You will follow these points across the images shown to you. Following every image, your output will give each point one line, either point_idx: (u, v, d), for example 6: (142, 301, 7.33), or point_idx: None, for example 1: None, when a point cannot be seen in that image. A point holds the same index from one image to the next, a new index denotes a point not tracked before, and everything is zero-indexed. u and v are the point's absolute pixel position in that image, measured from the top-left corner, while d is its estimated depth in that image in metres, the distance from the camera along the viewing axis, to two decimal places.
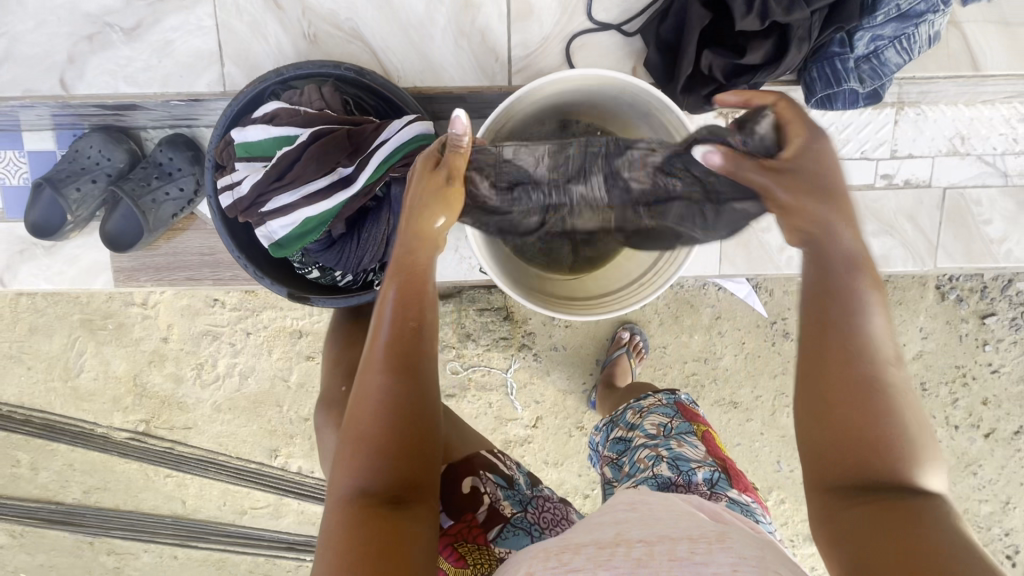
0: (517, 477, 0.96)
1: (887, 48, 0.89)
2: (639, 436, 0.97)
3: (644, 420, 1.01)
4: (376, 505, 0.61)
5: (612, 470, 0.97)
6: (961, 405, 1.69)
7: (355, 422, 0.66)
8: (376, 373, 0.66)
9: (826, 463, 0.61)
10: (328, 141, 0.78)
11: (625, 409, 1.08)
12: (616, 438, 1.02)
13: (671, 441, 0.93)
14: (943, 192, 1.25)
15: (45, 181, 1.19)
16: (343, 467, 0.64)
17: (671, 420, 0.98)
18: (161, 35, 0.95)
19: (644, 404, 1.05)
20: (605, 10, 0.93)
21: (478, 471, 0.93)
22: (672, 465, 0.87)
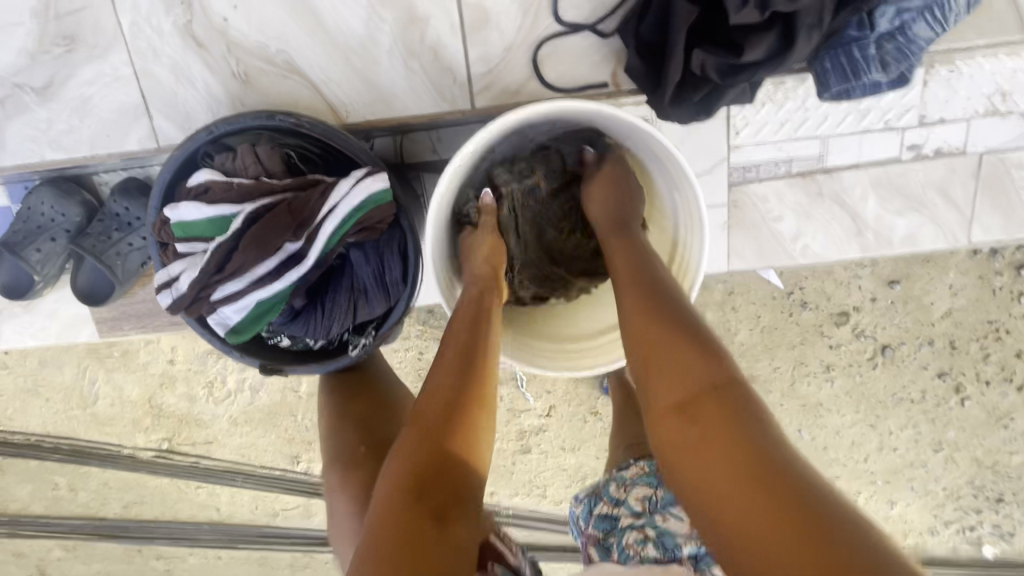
0: (522, 567, 0.84)
1: (916, 21, 0.75)
2: (625, 514, 0.94)
3: (629, 492, 0.97)
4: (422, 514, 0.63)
5: (597, 551, 0.93)
6: (994, 362, 1.60)
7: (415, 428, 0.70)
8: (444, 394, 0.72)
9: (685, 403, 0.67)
10: (269, 218, 0.70)
11: (608, 478, 1.04)
12: (601, 514, 0.97)
13: (657, 518, 0.90)
14: (979, 157, 1.11)
15: (2, 247, 1.12)
16: (394, 465, 0.68)
17: (656, 492, 0.95)
18: (77, 91, 0.85)
19: (627, 476, 1.01)
20: (574, 8, 0.79)
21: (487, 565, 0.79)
22: (658, 544, 0.86)
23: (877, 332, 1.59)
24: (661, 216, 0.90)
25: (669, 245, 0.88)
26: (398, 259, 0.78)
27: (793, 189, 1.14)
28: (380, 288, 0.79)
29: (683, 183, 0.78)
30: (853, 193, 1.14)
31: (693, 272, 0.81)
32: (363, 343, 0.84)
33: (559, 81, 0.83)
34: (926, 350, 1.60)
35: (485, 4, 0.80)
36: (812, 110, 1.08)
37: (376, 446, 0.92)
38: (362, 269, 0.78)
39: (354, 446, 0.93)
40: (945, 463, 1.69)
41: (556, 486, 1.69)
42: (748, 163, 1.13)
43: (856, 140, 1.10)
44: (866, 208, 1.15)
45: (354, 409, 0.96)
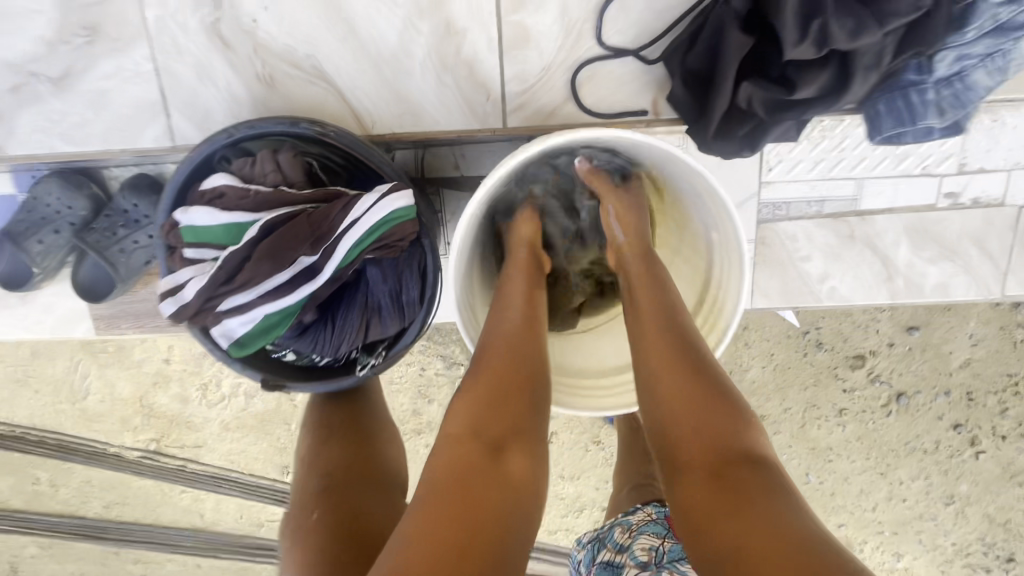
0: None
1: (976, 69, 0.71)
2: (629, 565, 0.90)
3: (635, 541, 0.94)
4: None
5: None
6: (1012, 417, 1.55)
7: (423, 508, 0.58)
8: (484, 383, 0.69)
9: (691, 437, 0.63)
10: (284, 229, 0.65)
11: (613, 524, 1.02)
12: (605, 562, 0.94)
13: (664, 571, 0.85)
14: (1018, 210, 1.07)
15: (5, 236, 1.09)
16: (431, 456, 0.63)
17: (663, 544, 0.91)
18: (93, 84, 0.81)
19: (633, 520, 0.99)
20: (618, 33, 0.77)
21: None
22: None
23: (893, 379, 1.55)
24: (691, 248, 0.85)
25: (700, 277, 0.83)
26: (417, 278, 0.74)
27: (824, 230, 1.10)
28: (396, 309, 0.75)
29: (722, 222, 0.74)
30: (885, 238, 1.10)
31: (726, 315, 0.76)
32: (371, 364, 0.80)
33: (596, 105, 0.80)
34: (942, 399, 1.55)
35: (527, 22, 0.77)
36: (850, 150, 1.04)
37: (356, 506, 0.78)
38: (377, 288, 0.74)
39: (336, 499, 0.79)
40: (956, 517, 1.61)
41: (552, 518, 1.64)
42: (779, 200, 1.09)
43: (892, 183, 1.06)
44: (899, 254, 1.11)
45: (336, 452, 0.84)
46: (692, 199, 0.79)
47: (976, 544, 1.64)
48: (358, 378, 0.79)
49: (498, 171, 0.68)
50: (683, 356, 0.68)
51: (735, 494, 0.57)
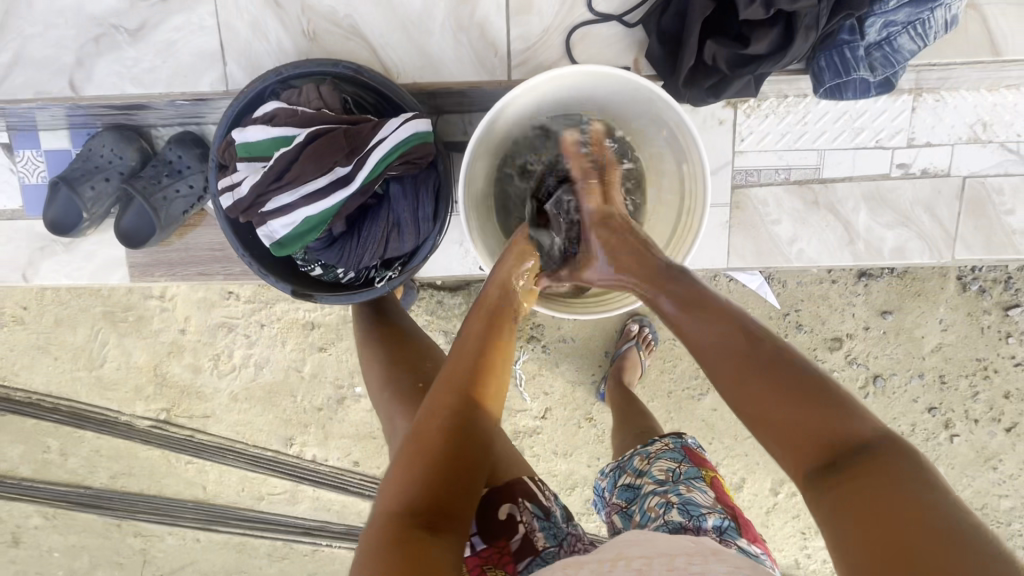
0: (554, 509, 0.92)
1: (901, 34, 0.86)
2: (648, 483, 1.00)
3: (652, 465, 1.04)
4: (418, 526, 0.66)
5: (621, 518, 1.01)
6: (980, 398, 1.64)
7: (416, 435, 0.73)
8: (444, 405, 0.75)
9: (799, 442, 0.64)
10: (325, 142, 0.79)
11: (632, 453, 1.11)
12: (625, 484, 1.04)
13: (680, 487, 0.96)
14: (963, 181, 1.21)
15: (61, 181, 1.22)
16: (395, 477, 0.71)
17: (680, 465, 1.01)
18: (164, 36, 0.98)
19: (651, 449, 1.08)
20: (606, 1, 0.92)
21: (515, 497, 0.89)
22: (683, 510, 0.90)
23: (870, 362, 1.64)
24: (665, 191, 0.97)
25: (672, 212, 0.95)
26: (432, 197, 0.87)
27: (791, 196, 1.24)
28: (413, 225, 0.87)
29: (688, 151, 0.88)
30: (846, 204, 1.23)
31: (692, 231, 0.89)
32: (389, 277, 0.93)
33: (587, 63, 0.95)
34: (916, 382, 1.64)
35: None
36: (811, 125, 1.20)
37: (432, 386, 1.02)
38: (398, 205, 0.86)
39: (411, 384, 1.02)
40: None
41: (545, 485, 1.71)
42: (751, 169, 1.23)
43: (850, 155, 1.20)
44: (858, 219, 1.24)
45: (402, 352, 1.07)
46: (664, 138, 0.92)
47: None
48: (379, 290, 0.90)
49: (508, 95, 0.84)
50: (773, 397, 0.66)
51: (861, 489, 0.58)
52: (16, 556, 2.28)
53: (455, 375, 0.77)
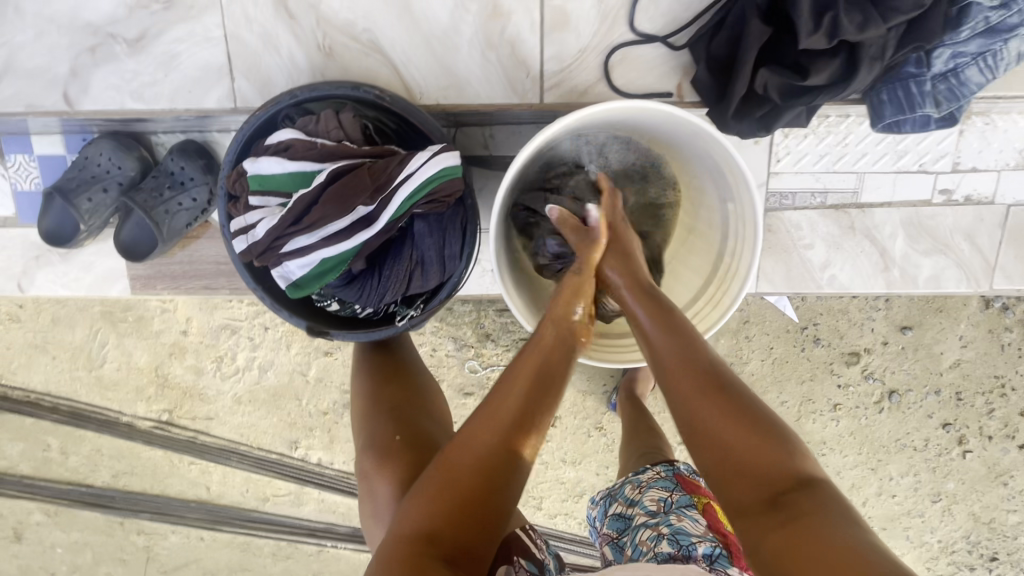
0: (547, 562, 0.88)
1: (969, 65, 0.80)
2: (639, 513, 0.87)
3: (644, 494, 0.91)
4: (440, 557, 0.63)
5: (612, 551, 0.88)
6: (997, 416, 1.58)
7: (448, 466, 0.70)
8: (483, 441, 0.71)
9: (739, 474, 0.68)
10: (348, 179, 0.73)
11: (623, 480, 0.98)
12: (614, 513, 0.92)
13: (670, 516, 0.83)
14: (1006, 209, 1.15)
15: (55, 191, 1.15)
16: (417, 507, 0.68)
17: (671, 494, 0.88)
18: (167, 47, 0.90)
19: (643, 477, 0.94)
20: (649, 20, 0.85)
21: (512, 558, 0.81)
22: (673, 541, 0.77)
23: (885, 377, 1.58)
24: (705, 222, 0.92)
25: (714, 249, 0.90)
26: (459, 236, 0.81)
27: (826, 220, 1.18)
28: (439, 263, 0.81)
29: (738, 191, 0.82)
30: (883, 230, 1.18)
31: (738, 277, 0.84)
32: (410, 315, 0.88)
33: (626, 86, 0.89)
34: (932, 399, 1.58)
35: (567, 7, 0.86)
36: (852, 146, 1.13)
37: (412, 435, 0.94)
38: (422, 242, 0.80)
39: (390, 435, 0.94)
40: (943, 515, 1.68)
41: (553, 496, 1.68)
42: (785, 190, 1.17)
43: (891, 178, 1.14)
44: (895, 246, 1.19)
45: (390, 390, 1.00)
46: (709, 172, 0.86)
47: (962, 543, 1.71)
48: (398, 328, 0.86)
49: (547, 128, 0.77)
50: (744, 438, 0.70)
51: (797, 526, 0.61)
52: (19, 551, 2.25)
53: (500, 411, 0.73)
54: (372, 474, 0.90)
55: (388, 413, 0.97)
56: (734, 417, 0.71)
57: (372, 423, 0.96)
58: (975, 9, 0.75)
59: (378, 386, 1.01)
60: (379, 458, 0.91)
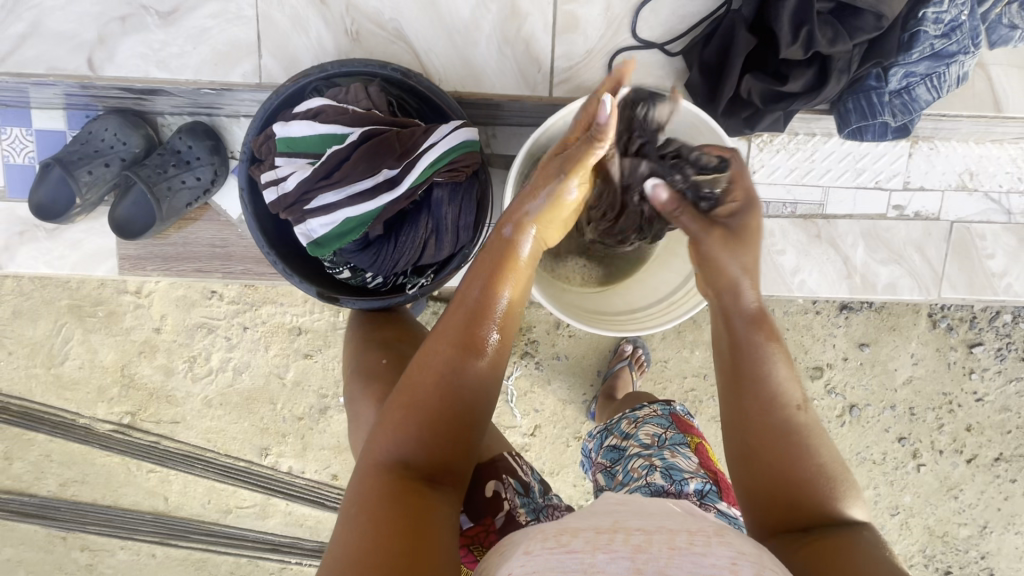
0: (532, 484, 0.93)
1: (919, 84, 0.93)
2: (634, 445, 0.95)
3: (639, 429, 0.98)
4: (413, 480, 0.66)
5: (604, 477, 0.95)
6: (946, 430, 1.70)
7: (411, 391, 0.69)
8: (439, 365, 0.68)
9: (750, 425, 0.70)
10: (377, 143, 0.78)
11: (620, 417, 1.05)
12: (610, 445, 0.99)
13: (665, 451, 0.90)
14: (950, 225, 1.29)
15: (55, 162, 1.15)
16: (385, 433, 0.68)
17: (666, 431, 0.96)
18: (197, 22, 0.95)
19: (639, 414, 1.02)
20: (649, 29, 0.96)
21: (500, 475, 0.90)
22: (666, 474, 0.84)
23: (846, 391, 1.68)
24: None
25: None
26: (474, 207, 0.86)
27: (796, 229, 1.30)
28: (453, 232, 0.85)
29: None
30: (845, 240, 1.30)
31: None
32: (419, 284, 0.92)
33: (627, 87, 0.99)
34: (889, 412, 1.69)
35: (577, 12, 0.95)
36: (817, 162, 1.26)
37: (397, 359, 0.98)
38: (440, 210, 0.84)
39: (376, 360, 0.98)
40: (901, 527, 1.76)
41: None
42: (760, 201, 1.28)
43: (851, 193, 1.27)
44: (856, 254, 1.31)
45: (380, 331, 1.04)
46: None
47: (918, 555, 1.79)
48: (409, 296, 0.89)
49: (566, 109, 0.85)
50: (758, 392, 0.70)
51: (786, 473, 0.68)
52: None
53: (454, 328, 0.70)
54: (357, 398, 0.94)
55: (375, 345, 1.01)
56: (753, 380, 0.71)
57: (361, 352, 1.01)
58: (922, 36, 0.89)
59: (371, 327, 1.05)
60: (365, 387, 0.96)
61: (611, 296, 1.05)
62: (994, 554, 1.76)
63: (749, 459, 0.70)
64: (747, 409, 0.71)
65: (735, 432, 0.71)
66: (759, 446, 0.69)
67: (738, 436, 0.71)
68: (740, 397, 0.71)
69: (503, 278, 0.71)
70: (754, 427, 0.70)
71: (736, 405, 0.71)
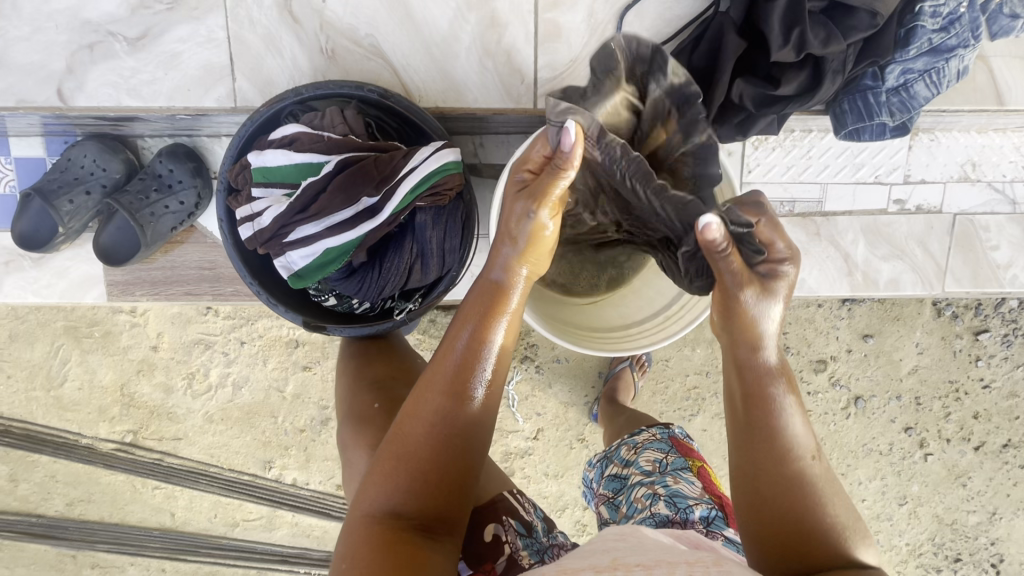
0: (534, 523, 0.90)
1: (917, 81, 0.90)
2: (635, 473, 0.93)
3: (639, 455, 0.97)
4: (405, 530, 0.64)
5: (608, 510, 0.93)
6: (953, 419, 1.68)
7: (400, 441, 0.67)
8: (427, 415, 0.67)
9: (764, 483, 0.67)
10: (355, 171, 0.76)
11: (619, 442, 1.04)
12: (611, 475, 0.97)
13: (667, 477, 0.89)
14: (953, 218, 1.26)
15: (34, 192, 1.12)
16: (375, 483, 0.67)
17: (667, 455, 0.95)
18: (168, 46, 0.93)
19: (639, 439, 1.00)
20: (635, 34, 0.93)
21: (501, 517, 0.86)
22: (670, 503, 0.83)
23: (850, 383, 1.66)
24: None
25: None
26: (459, 230, 0.83)
27: (794, 228, 1.27)
28: (438, 256, 0.83)
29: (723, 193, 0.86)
30: (845, 237, 1.27)
31: None
32: (408, 308, 0.90)
33: None
34: (894, 403, 1.67)
35: (559, 20, 0.93)
36: (815, 158, 1.22)
37: (389, 403, 0.97)
38: (424, 234, 0.82)
39: (369, 404, 0.97)
40: (909, 517, 1.74)
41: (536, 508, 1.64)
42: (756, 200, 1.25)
43: (850, 189, 1.24)
44: (857, 252, 1.28)
45: (373, 368, 1.02)
46: None
47: (927, 544, 1.77)
48: (396, 321, 0.87)
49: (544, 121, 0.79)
50: (770, 448, 0.68)
51: (793, 529, 0.65)
52: None
53: (438, 374, 0.68)
54: (348, 445, 0.94)
55: (366, 386, 0.99)
56: (765, 434, 0.68)
57: (353, 395, 1.00)
58: (919, 31, 0.86)
59: (361, 364, 1.04)
60: (357, 432, 0.96)
61: (605, 311, 1.02)
62: (1003, 540, 1.74)
63: (761, 513, 0.67)
64: (757, 462, 0.68)
65: (745, 487, 0.69)
66: (764, 502, 0.67)
67: (746, 491, 0.68)
68: (753, 452, 0.68)
69: (493, 321, 0.70)
70: (769, 477, 0.67)
71: (747, 458, 0.69)
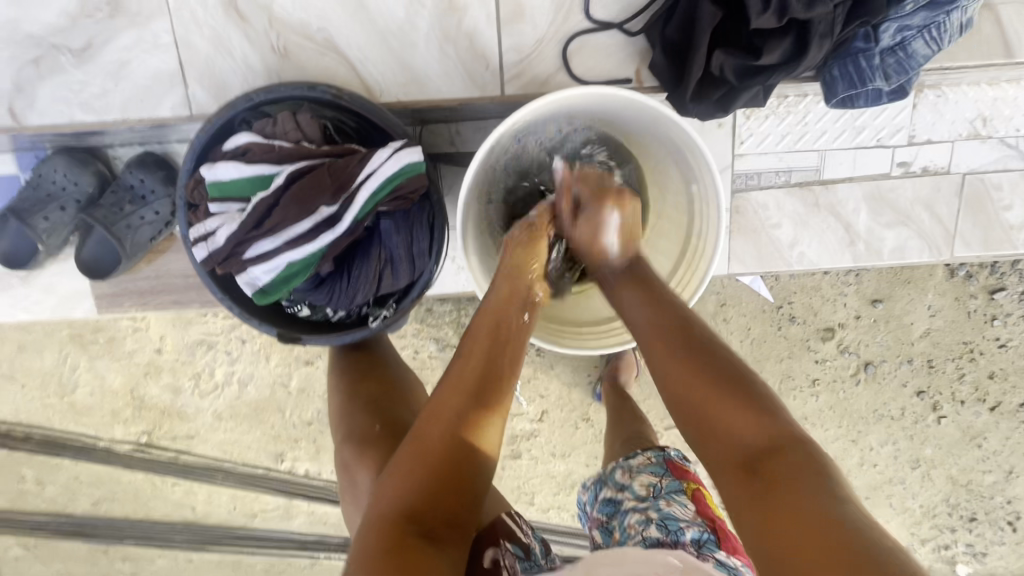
0: (533, 545, 0.89)
1: (916, 38, 0.84)
2: (629, 498, 0.90)
3: (635, 478, 0.93)
4: (419, 531, 0.64)
5: (602, 535, 0.91)
6: (967, 381, 1.61)
7: (421, 439, 0.70)
8: (446, 415, 0.71)
9: (717, 451, 0.70)
10: (310, 180, 0.74)
11: (614, 464, 1.00)
12: (605, 499, 0.94)
13: (659, 501, 0.87)
14: (962, 178, 1.19)
15: (10, 213, 1.11)
16: (394, 482, 0.68)
17: (661, 479, 0.91)
18: (117, 55, 0.92)
19: (633, 463, 0.97)
20: (603, 8, 0.90)
21: (498, 540, 0.85)
22: (661, 526, 0.82)
23: (860, 349, 1.59)
24: (671, 208, 0.98)
25: (682, 233, 0.96)
26: (426, 232, 0.80)
27: (792, 199, 1.20)
28: (407, 261, 0.81)
29: (702, 177, 0.88)
30: (847, 206, 1.20)
31: (706, 259, 0.90)
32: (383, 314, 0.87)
33: (585, 74, 0.93)
34: (906, 367, 1.60)
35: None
36: (811, 125, 1.16)
37: (390, 424, 0.95)
38: (390, 240, 0.79)
39: (369, 426, 0.95)
40: (923, 480, 1.67)
41: (545, 490, 1.63)
42: (750, 170, 1.19)
43: (850, 155, 1.17)
44: (859, 220, 1.21)
45: (366, 386, 1.01)
46: (673, 157, 0.92)
47: (941, 506, 1.70)
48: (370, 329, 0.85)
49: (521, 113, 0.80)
50: (712, 407, 0.71)
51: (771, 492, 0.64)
52: None
53: (462, 380, 0.74)
54: (349, 465, 0.92)
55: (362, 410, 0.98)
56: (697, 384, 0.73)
57: (350, 416, 0.98)
58: None
59: (355, 384, 1.02)
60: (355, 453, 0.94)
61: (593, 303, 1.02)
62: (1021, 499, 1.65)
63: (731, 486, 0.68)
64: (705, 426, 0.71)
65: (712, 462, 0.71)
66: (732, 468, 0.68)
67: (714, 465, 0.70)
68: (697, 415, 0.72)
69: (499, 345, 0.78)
70: (719, 438, 0.70)
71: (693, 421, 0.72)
